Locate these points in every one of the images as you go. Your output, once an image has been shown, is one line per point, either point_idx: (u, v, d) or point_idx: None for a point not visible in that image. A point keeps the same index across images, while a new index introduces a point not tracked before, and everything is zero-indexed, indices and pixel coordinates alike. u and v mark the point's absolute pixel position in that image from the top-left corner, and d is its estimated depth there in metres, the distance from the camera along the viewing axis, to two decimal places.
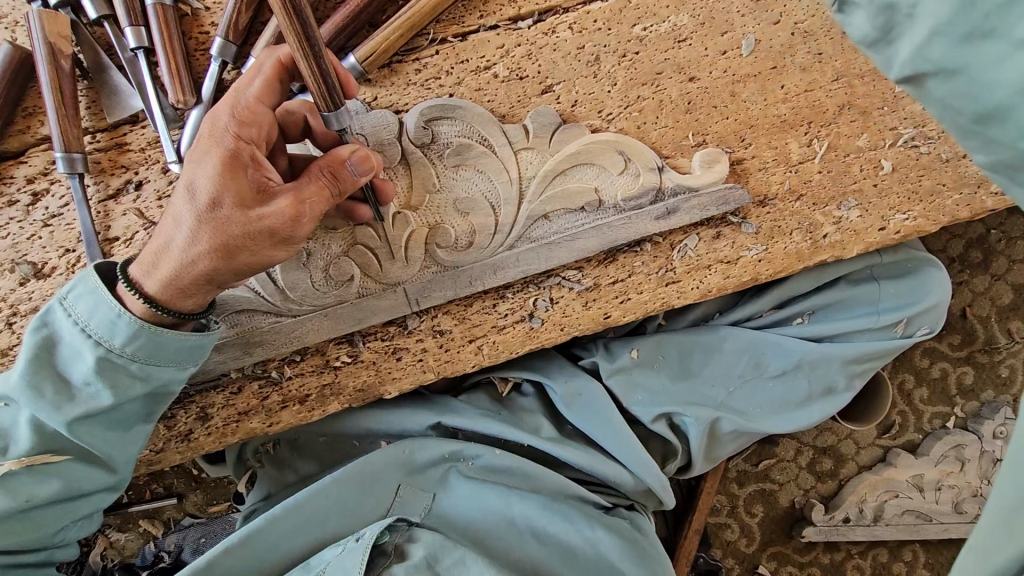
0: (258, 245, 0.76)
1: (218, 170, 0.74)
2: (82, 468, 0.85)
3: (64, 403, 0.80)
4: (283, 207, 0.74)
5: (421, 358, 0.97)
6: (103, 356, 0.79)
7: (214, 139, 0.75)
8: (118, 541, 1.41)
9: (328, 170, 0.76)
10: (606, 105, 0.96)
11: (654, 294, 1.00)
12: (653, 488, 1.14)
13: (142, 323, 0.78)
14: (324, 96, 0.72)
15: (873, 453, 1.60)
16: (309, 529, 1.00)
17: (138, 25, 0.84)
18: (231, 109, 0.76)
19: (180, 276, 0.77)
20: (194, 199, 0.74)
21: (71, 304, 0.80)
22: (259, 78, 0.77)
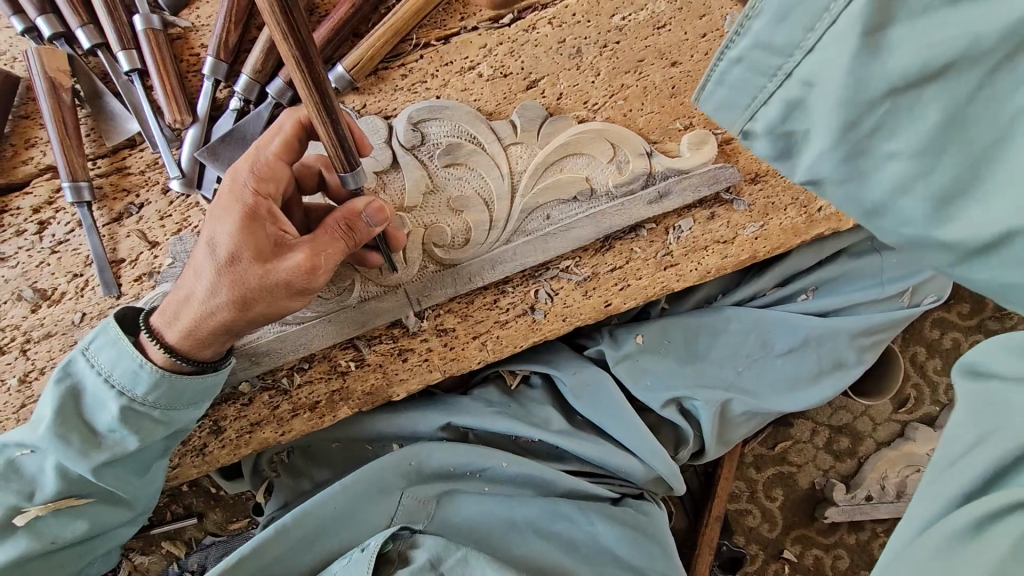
0: (274, 297, 0.78)
1: (237, 226, 0.75)
2: (106, 509, 0.87)
3: (90, 450, 0.81)
4: (298, 261, 0.75)
5: (426, 359, 0.98)
6: (127, 406, 0.80)
7: (233, 196, 0.77)
8: (142, 564, 1.41)
9: (344, 223, 0.78)
10: (591, 96, 0.97)
11: (653, 278, 1.00)
12: (664, 476, 1.14)
13: (163, 372, 0.80)
14: (342, 159, 0.73)
15: (890, 428, 1.58)
16: (316, 538, 1.00)
17: (130, 50, 0.87)
18: (250, 166, 0.78)
19: (200, 326, 0.79)
20: (214, 253, 0.76)
21: (93, 355, 0.81)
22: (279, 137, 0.79)
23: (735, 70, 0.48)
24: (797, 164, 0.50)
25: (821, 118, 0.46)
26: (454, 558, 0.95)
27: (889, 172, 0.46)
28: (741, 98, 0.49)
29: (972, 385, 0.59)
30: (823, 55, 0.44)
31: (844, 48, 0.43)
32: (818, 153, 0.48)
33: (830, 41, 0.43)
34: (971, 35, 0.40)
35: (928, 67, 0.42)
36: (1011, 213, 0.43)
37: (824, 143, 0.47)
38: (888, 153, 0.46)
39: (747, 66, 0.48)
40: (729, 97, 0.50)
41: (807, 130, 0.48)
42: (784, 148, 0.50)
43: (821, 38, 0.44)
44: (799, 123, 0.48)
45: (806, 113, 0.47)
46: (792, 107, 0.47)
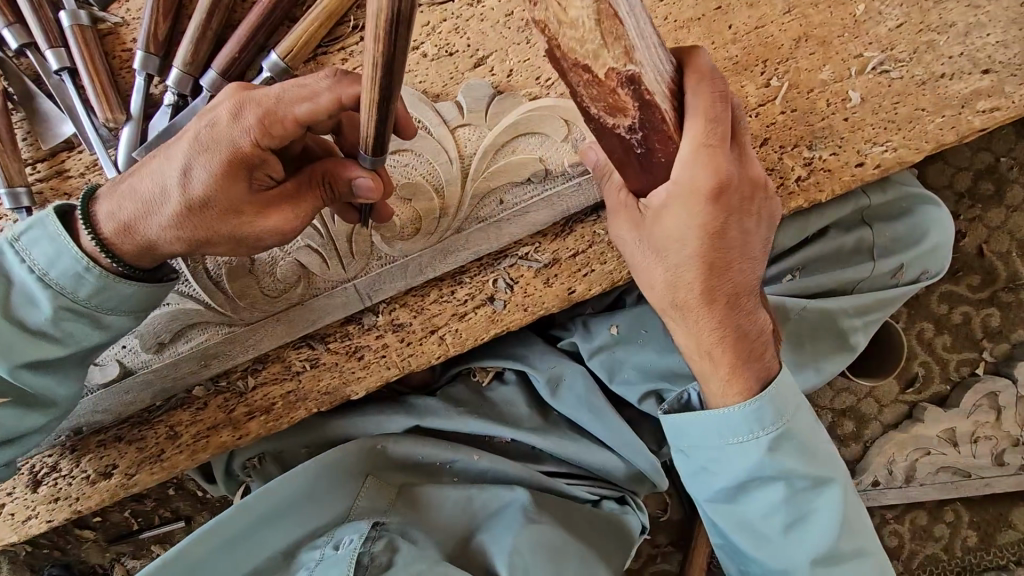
0: (240, 244, 0.76)
1: (221, 169, 0.70)
2: (17, 416, 0.79)
3: (18, 347, 0.75)
4: (275, 223, 0.74)
5: (382, 356, 0.94)
6: (63, 307, 0.75)
7: (217, 141, 0.70)
8: (134, 568, 1.44)
9: (330, 179, 0.73)
10: (543, 70, 0.91)
11: (619, 262, 0.94)
12: (645, 471, 1.08)
13: (109, 277, 0.74)
14: (374, 143, 0.64)
15: (898, 410, 1.49)
16: (274, 521, 0.98)
17: (57, 47, 0.85)
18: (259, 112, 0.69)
19: (146, 249, 0.75)
20: (189, 187, 0.71)
21: (26, 249, 0.74)
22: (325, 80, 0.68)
23: (700, 422, 0.80)
24: (697, 485, 0.85)
25: (733, 472, 0.80)
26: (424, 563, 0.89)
27: (747, 510, 0.82)
28: (694, 433, 0.81)
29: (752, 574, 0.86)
30: (746, 450, 0.78)
31: (757, 458, 0.78)
32: (724, 477, 0.81)
33: (752, 450, 0.78)
34: (813, 480, 0.80)
35: (786, 474, 0.78)
36: (786, 552, 0.80)
37: (725, 480, 0.81)
38: (752, 472, 0.79)
39: (701, 423, 0.80)
40: (679, 428, 0.82)
41: (710, 459, 0.81)
42: (697, 466, 0.83)
43: (756, 442, 0.78)
44: (715, 463, 0.81)
45: (721, 465, 0.81)
46: (705, 464, 0.83)
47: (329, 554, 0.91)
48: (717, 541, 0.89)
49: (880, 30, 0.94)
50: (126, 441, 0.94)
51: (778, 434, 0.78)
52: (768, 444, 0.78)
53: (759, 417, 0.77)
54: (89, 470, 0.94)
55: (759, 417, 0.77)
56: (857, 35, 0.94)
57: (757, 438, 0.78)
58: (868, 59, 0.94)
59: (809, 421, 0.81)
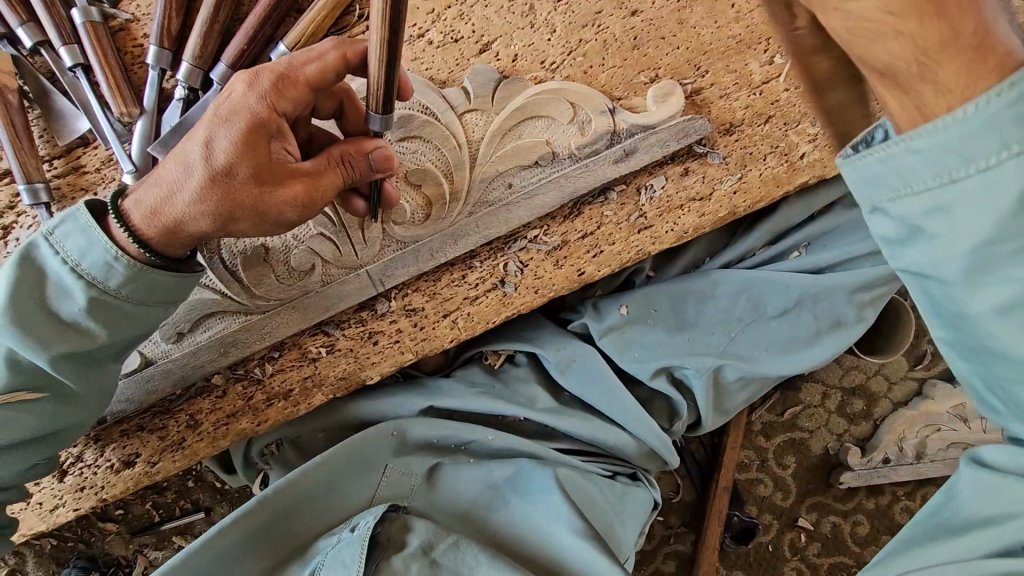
0: (260, 219, 0.76)
1: (242, 138, 0.73)
2: (57, 407, 0.81)
3: (54, 339, 0.76)
4: (296, 193, 0.75)
5: (397, 340, 0.96)
6: (95, 297, 0.76)
7: (239, 107, 0.73)
8: (156, 559, 1.45)
9: (346, 158, 0.77)
10: (548, 54, 0.92)
11: (626, 242, 0.96)
12: (656, 448, 1.10)
13: (136, 264, 0.75)
14: (379, 98, 0.67)
15: (907, 387, 1.54)
16: (297, 509, 0.99)
17: (71, 44, 0.86)
18: (275, 78, 0.74)
19: (173, 228, 0.75)
20: (211, 158, 0.72)
21: (59, 241, 0.75)
22: (316, 63, 0.74)
23: (895, 156, 0.49)
24: (905, 256, 0.52)
25: (957, 234, 0.48)
26: (446, 543, 0.92)
27: (992, 295, 0.48)
28: (889, 179, 0.50)
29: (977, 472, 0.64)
30: (998, 173, 0.45)
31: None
32: (949, 253, 0.48)
33: (1019, 167, 0.44)
34: None
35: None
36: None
37: (952, 246, 0.48)
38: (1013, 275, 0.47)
39: (902, 155, 0.48)
40: (871, 176, 0.51)
41: (936, 234, 0.49)
42: (914, 244, 0.51)
43: (1005, 162, 0.44)
44: (936, 222, 0.49)
45: (950, 218, 0.48)
46: (938, 208, 0.48)
47: (345, 537, 0.92)
48: (963, 372, 0.55)
49: None
50: (148, 429, 0.96)
51: None
52: None
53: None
54: (113, 459, 0.95)
55: (1021, 108, 0.43)
56: None
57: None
58: None
59: None
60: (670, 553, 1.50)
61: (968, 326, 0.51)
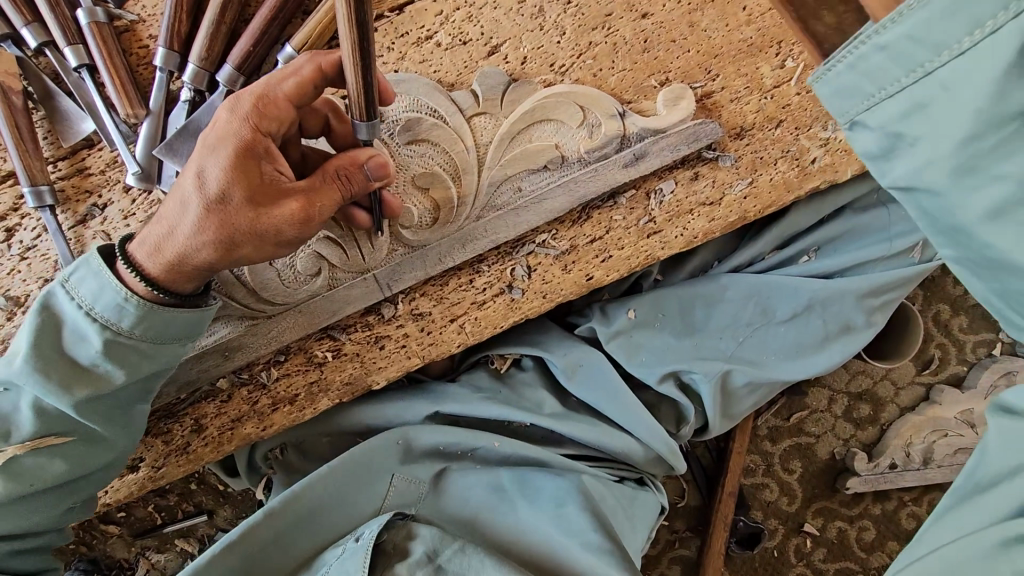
0: (262, 241, 0.74)
1: (233, 162, 0.72)
2: (84, 450, 0.81)
3: (73, 385, 0.76)
4: (292, 210, 0.73)
5: (404, 345, 0.95)
6: (111, 340, 0.75)
7: (228, 131, 0.73)
8: (159, 562, 1.45)
9: (342, 173, 0.75)
10: (557, 57, 0.91)
11: (636, 247, 0.95)
12: (664, 455, 1.09)
13: (151, 305, 0.75)
14: (362, 107, 0.69)
15: (915, 392, 1.53)
16: (302, 521, 0.97)
17: (76, 44, 0.85)
18: (257, 98, 0.74)
19: (182, 262, 0.74)
20: (204, 186, 0.72)
21: (74, 287, 0.75)
22: (293, 78, 0.74)
23: (867, 55, 0.50)
24: (889, 170, 0.53)
25: (939, 129, 0.48)
26: (452, 548, 0.91)
27: (982, 198, 0.47)
28: (864, 85, 0.52)
29: (1000, 420, 0.58)
30: (966, 63, 0.45)
31: (994, 64, 0.44)
32: (926, 156, 0.49)
33: (985, 50, 0.44)
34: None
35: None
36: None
37: (932, 148, 0.49)
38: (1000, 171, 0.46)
39: (873, 56, 0.50)
40: (842, 87, 0.53)
41: (917, 136, 0.49)
42: (895, 156, 0.52)
43: (974, 45, 0.45)
44: (914, 124, 0.49)
45: (926, 117, 0.48)
46: (916, 105, 0.49)
47: (349, 547, 0.91)
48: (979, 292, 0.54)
49: None
50: (151, 434, 0.95)
51: None
52: None
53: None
54: None
55: None
56: None
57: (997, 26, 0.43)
58: None
59: None
60: (674, 558, 1.49)
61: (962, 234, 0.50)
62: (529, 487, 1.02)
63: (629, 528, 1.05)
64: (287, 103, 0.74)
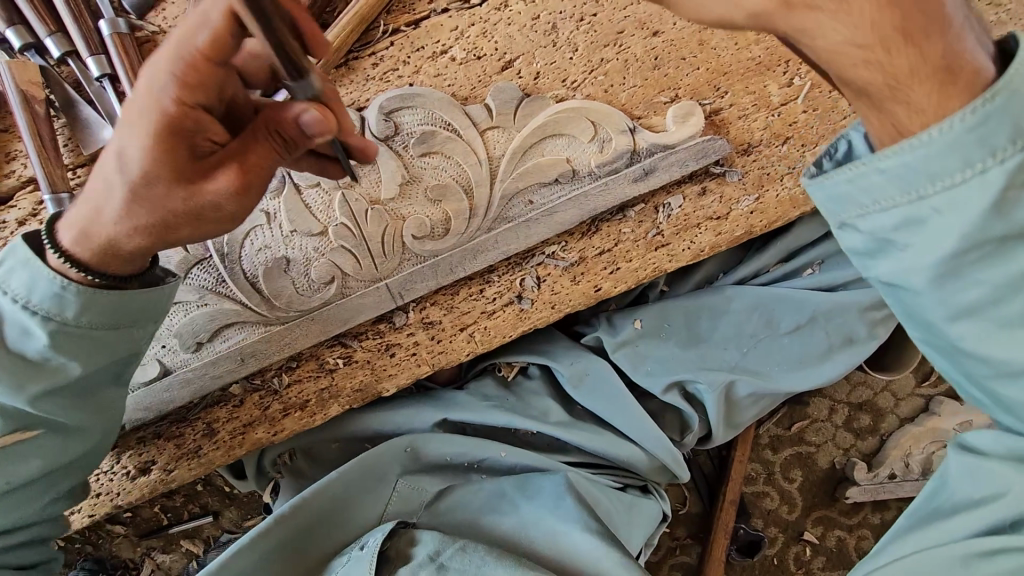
0: (202, 224, 0.68)
1: (151, 139, 0.62)
2: (55, 442, 0.80)
3: (27, 380, 0.75)
4: (224, 183, 0.64)
5: (414, 352, 0.97)
6: (58, 329, 0.74)
7: (144, 106, 0.62)
8: (164, 562, 1.47)
9: (273, 126, 0.63)
10: (569, 73, 0.93)
11: (643, 260, 0.97)
12: (667, 464, 1.11)
13: (90, 287, 0.73)
14: (287, 67, 0.53)
15: (914, 403, 1.55)
16: (311, 527, 0.99)
17: (98, 54, 0.87)
18: (170, 63, 0.61)
19: (121, 246, 0.71)
20: (126, 166, 0.65)
21: (3, 282, 0.73)
22: (205, 31, 0.59)
23: (866, 175, 0.56)
24: (875, 267, 0.60)
25: (938, 241, 0.55)
26: (453, 547, 0.91)
27: (964, 297, 0.57)
28: (864, 197, 0.57)
29: (965, 458, 0.72)
30: (959, 190, 0.53)
31: (979, 200, 0.52)
32: (920, 263, 0.56)
33: (975, 186, 0.52)
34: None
35: (1016, 230, 0.54)
36: None
37: (932, 254, 0.55)
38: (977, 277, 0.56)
39: (872, 175, 0.55)
40: (848, 193, 0.58)
41: (906, 244, 0.57)
42: (898, 263, 0.58)
43: (966, 181, 0.52)
44: (904, 235, 0.56)
45: (918, 230, 0.55)
46: (908, 221, 0.56)
47: (353, 555, 0.93)
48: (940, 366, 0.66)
49: None
50: (165, 438, 0.97)
51: None
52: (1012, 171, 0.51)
53: (988, 128, 0.51)
54: (129, 467, 0.96)
55: (982, 130, 0.51)
56: None
57: (984, 167, 0.52)
58: None
59: None
60: (675, 565, 1.51)
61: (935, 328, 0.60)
62: (530, 490, 1.03)
63: (633, 537, 1.07)
64: (212, 61, 0.61)
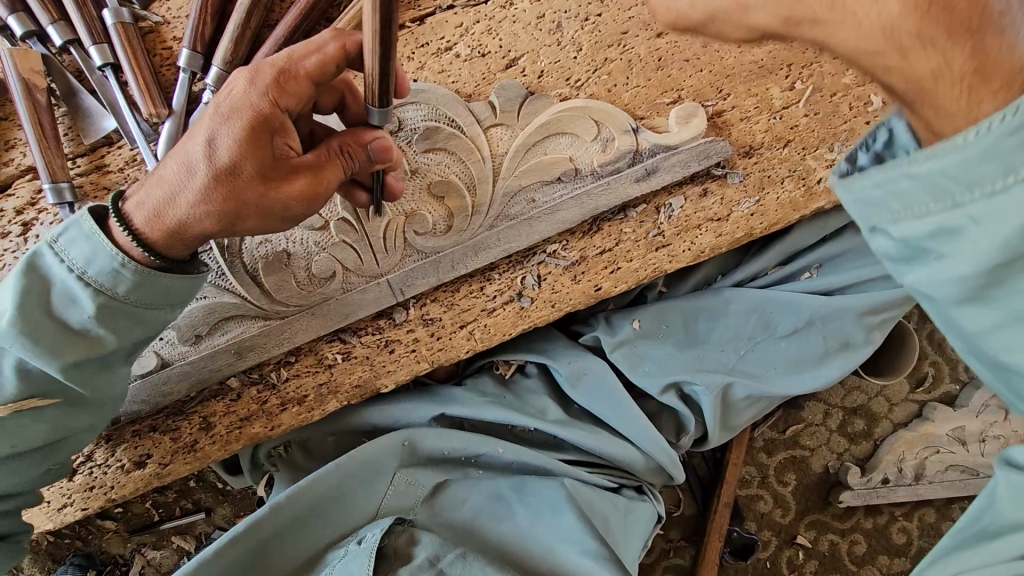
0: (269, 217, 0.74)
1: (246, 135, 0.69)
2: (70, 412, 0.80)
3: (63, 349, 0.75)
4: (301, 188, 0.72)
5: (413, 349, 0.97)
6: (104, 304, 0.74)
7: (246, 102, 0.70)
8: (155, 558, 1.45)
9: (345, 148, 0.75)
10: (573, 71, 0.93)
11: (644, 260, 0.97)
12: (663, 465, 1.11)
13: (145, 269, 0.74)
14: (377, 92, 0.66)
15: (907, 409, 1.55)
16: (307, 518, 0.99)
17: (101, 43, 0.86)
18: (277, 72, 0.70)
19: (185, 230, 0.73)
20: (214, 156, 0.70)
21: (63, 249, 0.73)
22: (315, 57, 0.71)
23: (899, 180, 0.45)
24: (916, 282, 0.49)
25: (976, 260, 0.44)
26: (453, 554, 0.91)
27: (989, 313, 0.47)
28: (888, 201, 0.47)
29: (1008, 475, 0.62)
30: (1007, 202, 0.41)
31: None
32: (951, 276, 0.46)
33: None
34: None
35: None
36: None
37: (964, 270, 0.45)
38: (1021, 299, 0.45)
39: (905, 178, 0.45)
40: (872, 197, 0.48)
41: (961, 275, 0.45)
42: (923, 271, 0.48)
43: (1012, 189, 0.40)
44: (941, 244, 0.45)
45: (955, 244, 0.44)
46: (945, 232, 0.45)
47: (352, 549, 0.93)
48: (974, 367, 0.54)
49: None
50: (160, 431, 0.96)
51: None
52: None
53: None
54: (124, 459, 0.95)
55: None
56: None
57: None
58: None
59: None
60: (669, 567, 1.51)
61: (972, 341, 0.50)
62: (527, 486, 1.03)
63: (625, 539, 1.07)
64: (308, 81, 0.72)
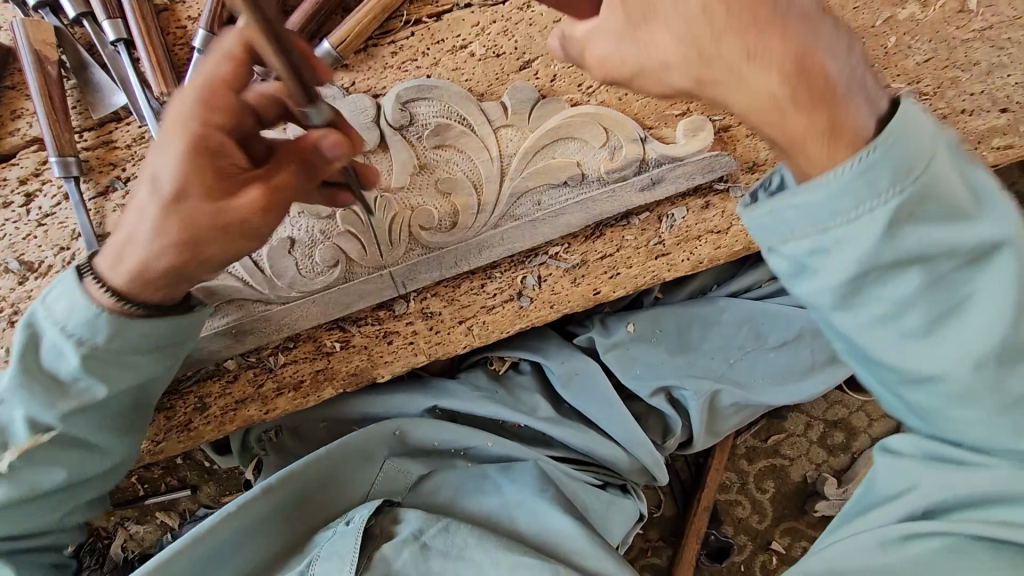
0: (233, 238, 0.70)
1: (183, 159, 0.66)
2: (79, 456, 0.80)
3: (58, 399, 0.75)
4: (253, 198, 0.68)
5: (412, 341, 0.98)
6: (91, 353, 0.74)
7: (177, 124, 0.66)
8: (138, 533, 1.46)
9: (297, 157, 0.71)
10: (585, 77, 0.95)
11: (643, 267, 0.99)
12: (648, 466, 1.14)
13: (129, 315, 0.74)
14: (295, 90, 0.56)
15: (886, 424, 1.59)
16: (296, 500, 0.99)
17: (115, 18, 0.86)
18: (201, 92, 0.66)
19: (148, 269, 0.72)
20: (160, 190, 0.68)
21: (49, 306, 0.74)
22: (226, 60, 0.65)
23: (781, 211, 0.57)
24: (799, 291, 0.60)
25: (839, 271, 0.56)
26: (437, 527, 0.92)
27: (861, 316, 0.58)
28: (782, 226, 0.57)
29: (884, 458, 0.72)
30: (859, 225, 0.54)
31: (876, 230, 0.54)
32: (828, 285, 0.57)
33: (869, 222, 0.54)
34: (964, 240, 0.55)
35: (907, 254, 0.55)
36: (939, 364, 0.58)
37: (838, 278, 0.56)
38: (893, 299, 0.57)
39: (787, 212, 0.56)
40: (764, 225, 0.59)
41: (823, 303, 0.59)
42: (805, 280, 0.59)
43: (866, 215, 0.54)
44: (817, 260, 0.57)
45: (825, 260, 0.56)
46: (813, 253, 0.57)
47: (340, 528, 0.93)
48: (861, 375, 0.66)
49: (910, 63, 0.97)
50: (154, 409, 0.97)
51: (918, 188, 0.53)
52: (897, 208, 0.53)
53: (870, 172, 0.52)
54: None
55: (876, 170, 0.52)
56: (887, 66, 0.97)
57: (880, 202, 0.53)
58: (895, 90, 0.98)
59: (951, 164, 0.55)
60: (645, 566, 1.54)
61: (854, 341, 0.60)
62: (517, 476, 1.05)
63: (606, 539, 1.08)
64: (226, 87, 0.66)
